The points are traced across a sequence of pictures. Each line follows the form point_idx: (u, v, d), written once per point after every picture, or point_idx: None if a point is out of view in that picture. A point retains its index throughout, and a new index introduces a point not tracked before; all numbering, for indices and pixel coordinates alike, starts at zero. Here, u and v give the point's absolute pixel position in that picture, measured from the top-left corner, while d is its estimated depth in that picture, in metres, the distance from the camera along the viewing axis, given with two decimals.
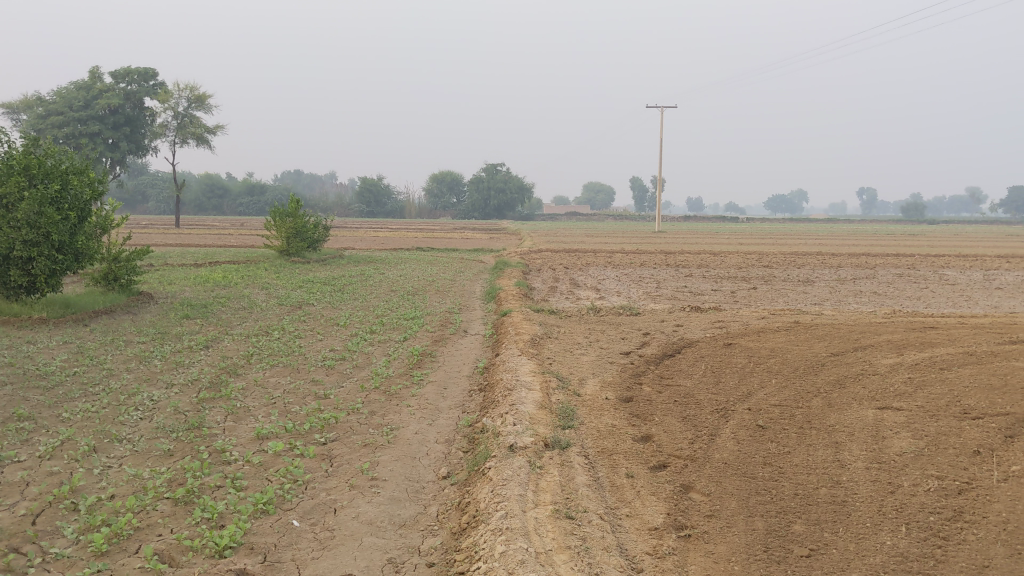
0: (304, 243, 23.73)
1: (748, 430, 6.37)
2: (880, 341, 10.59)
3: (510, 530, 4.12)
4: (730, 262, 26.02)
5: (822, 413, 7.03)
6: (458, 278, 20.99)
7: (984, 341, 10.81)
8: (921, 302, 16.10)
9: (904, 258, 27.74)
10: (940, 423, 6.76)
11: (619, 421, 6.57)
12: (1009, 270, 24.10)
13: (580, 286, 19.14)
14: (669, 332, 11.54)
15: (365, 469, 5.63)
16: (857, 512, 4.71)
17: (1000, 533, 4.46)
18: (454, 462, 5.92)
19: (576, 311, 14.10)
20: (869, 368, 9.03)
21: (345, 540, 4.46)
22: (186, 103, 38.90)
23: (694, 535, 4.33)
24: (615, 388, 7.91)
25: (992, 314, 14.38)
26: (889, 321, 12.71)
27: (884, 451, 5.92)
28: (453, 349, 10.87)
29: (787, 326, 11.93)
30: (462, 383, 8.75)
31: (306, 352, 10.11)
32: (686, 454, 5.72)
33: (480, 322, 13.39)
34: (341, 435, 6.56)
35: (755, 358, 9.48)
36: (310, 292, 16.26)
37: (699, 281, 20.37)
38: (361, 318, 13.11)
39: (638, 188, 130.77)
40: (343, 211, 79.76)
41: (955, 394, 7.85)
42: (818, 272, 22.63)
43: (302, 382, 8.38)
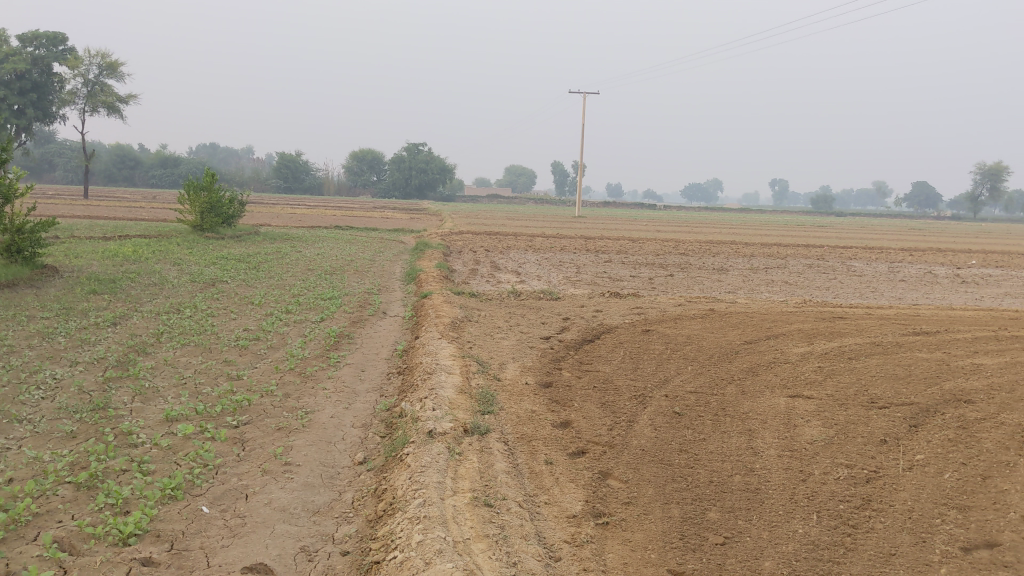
0: (219, 218, 23.17)
1: (665, 416, 6.42)
2: (791, 330, 10.84)
3: (428, 518, 4.05)
4: (648, 248, 26.33)
5: (737, 400, 7.14)
6: (377, 258, 20.75)
7: (889, 332, 11.16)
8: (830, 292, 16.54)
9: (814, 249, 28.50)
10: (849, 411, 6.94)
11: (538, 407, 6.55)
12: (913, 262, 24.97)
13: (500, 269, 19.11)
14: (587, 317, 11.60)
15: (278, 454, 5.49)
16: (771, 500, 4.78)
17: (905, 521, 4.58)
18: (371, 447, 5.83)
19: (496, 294, 14.07)
20: (781, 356, 9.23)
21: (256, 527, 4.34)
22: (96, 70, 37.53)
23: (612, 523, 4.34)
24: (535, 372, 7.91)
25: (897, 305, 14.86)
26: (800, 310, 13.02)
27: (796, 439, 6.04)
28: (371, 330, 10.72)
29: (702, 313, 12.11)
30: (380, 365, 8.63)
31: (219, 331, 9.84)
32: (605, 441, 5.74)
33: (399, 304, 13.25)
34: (255, 417, 6.40)
35: (671, 345, 9.60)
36: (224, 269, 15.87)
37: (618, 266, 20.55)
38: (277, 296, 12.85)
39: (559, 172, 131.36)
40: (260, 187, 78.22)
41: (862, 383, 8.07)
42: (733, 260, 23.09)
43: (214, 363, 8.16)
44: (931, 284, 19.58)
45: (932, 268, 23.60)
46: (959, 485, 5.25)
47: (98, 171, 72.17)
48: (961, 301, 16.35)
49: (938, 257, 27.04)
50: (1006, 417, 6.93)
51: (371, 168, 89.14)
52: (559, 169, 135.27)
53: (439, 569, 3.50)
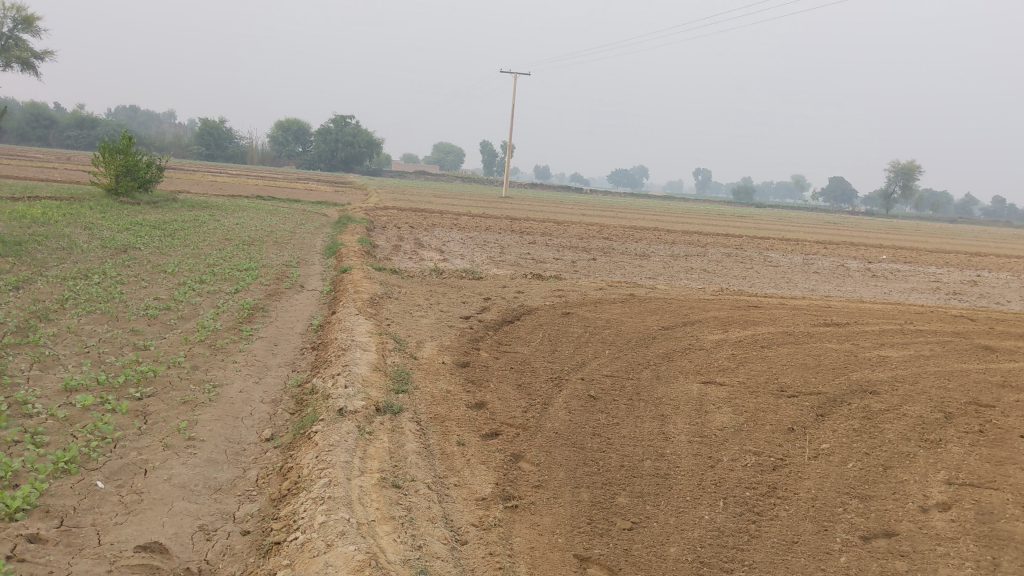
0: (135, 182, 22.43)
1: (580, 399, 6.42)
2: (708, 318, 10.98)
3: (332, 499, 3.96)
4: (572, 231, 26.40)
5: (652, 385, 7.18)
6: (298, 230, 20.34)
7: (802, 322, 11.40)
8: (747, 282, 16.81)
9: (733, 238, 29.00)
10: (759, 399, 7.04)
11: (453, 387, 6.49)
12: (828, 255, 25.60)
13: (423, 246, 18.93)
14: (508, 298, 11.55)
15: (181, 428, 5.31)
16: (679, 485, 4.81)
17: (808, 509, 4.66)
18: (279, 424, 5.69)
19: (417, 271, 13.92)
20: (697, 343, 9.33)
21: (153, 505, 4.19)
22: (10, 23, 35.90)
23: (520, 506, 4.30)
24: (452, 352, 7.83)
25: (810, 296, 15.18)
26: (717, 298, 13.21)
27: (706, 425, 6.10)
28: (287, 304, 10.48)
29: (622, 298, 12.17)
30: (294, 340, 8.44)
31: (128, 300, 9.50)
32: (518, 423, 5.70)
33: (318, 278, 12.99)
34: (159, 390, 6.18)
35: (590, 328, 9.62)
36: (137, 235, 15.36)
37: (541, 248, 20.55)
38: (191, 266, 12.49)
39: (488, 152, 131.01)
40: (181, 153, 76.14)
41: (773, 371, 8.21)
42: (655, 247, 23.34)
43: (120, 332, 7.87)
44: (844, 277, 20.07)
45: (846, 261, 24.20)
46: (861, 474, 5.36)
47: (9, 128, 69.28)
48: (871, 294, 16.79)
49: (852, 251, 27.76)
50: (908, 409, 7.13)
51: (297, 139, 87.53)
52: (487, 148, 134.88)
53: (340, 551, 3.41)
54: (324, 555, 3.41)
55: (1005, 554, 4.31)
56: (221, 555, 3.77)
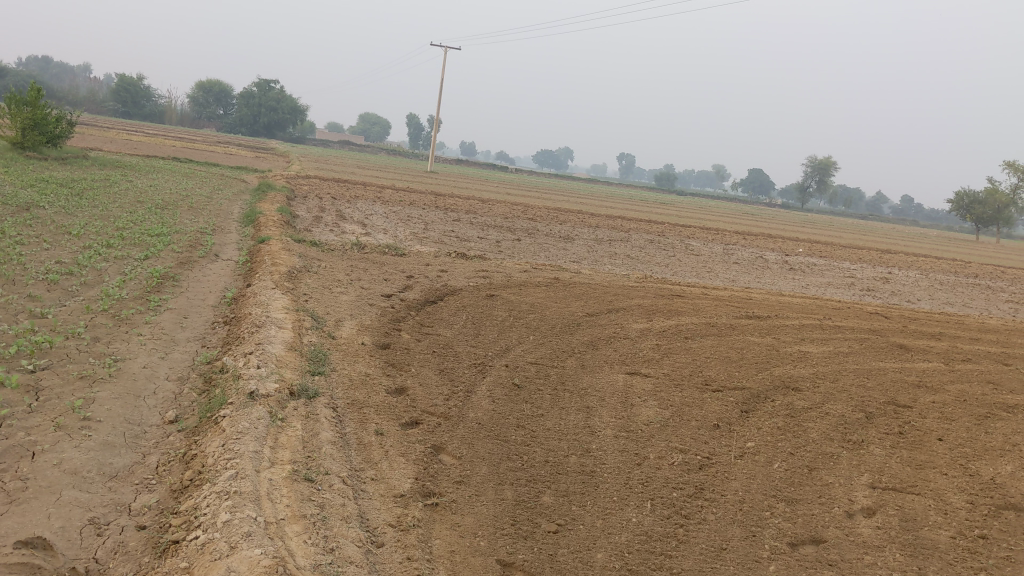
0: (43, 137, 21.35)
1: (503, 388, 6.20)
2: (632, 305, 10.89)
3: (239, 494, 3.67)
4: (497, 210, 26.13)
5: (576, 375, 7.02)
6: (215, 196, 19.61)
7: (725, 313, 11.38)
8: (670, 269, 16.81)
9: (656, 224, 29.18)
10: (685, 393, 6.94)
11: (372, 371, 6.20)
12: (747, 246, 25.93)
13: (345, 218, 18.46)
14: (432, 277, 11.25)
15: (76, 407, 4.92)
16: (605, 484, 4.64)
17: (736, 512, 4.55)
18: (185, 405, 5.33)
19: (338, 245, 13.49)
20: (622, 331, 9.21)
21: (39, 493, 3.82)
22: None
23: (441, 505, 4.08)
24: (372, 332, 7.53)
25: (731, 287, 15.24)
26: (641, 285, 13.14)
27: (632, 419, 5.95)
28: (200, 274, 10.00)
29: (546, 282, 11.98)
30: (206, 313, 8.02)
31: (27, 262, 8.93)
32: (440, 411, 5.46)
33: (234, 247, 12.49)
34: (54, 363, 5.75)
35: (515, 312, 9.42)
36: (42, 193, 14.56)
37: (466, 226, 20.25)
38: (98, 228, 11.85)
39: (414, 125, 129.53)
40: (95, 109, 73.33)
41: (698, 364, 8.14)
42: (578, 230, 23.27)
43: (16, 297, 7.36)
44: (763, 269, 20.27)
45: (764, 253, 24.48)
46: (787, 476, 5.29)
47: None
48: (789, 288, 16.94)
49: (769, 243, 28.12)
50: (830, 407, 7.11)
51: (218, 101, 85.10)
52: (414, 122, 133.55)
53: (244, 556, 3.14)
54: (226, 559, 3.13)
55: (931, 564, 4.27)
56: (112, 552, 3.45)
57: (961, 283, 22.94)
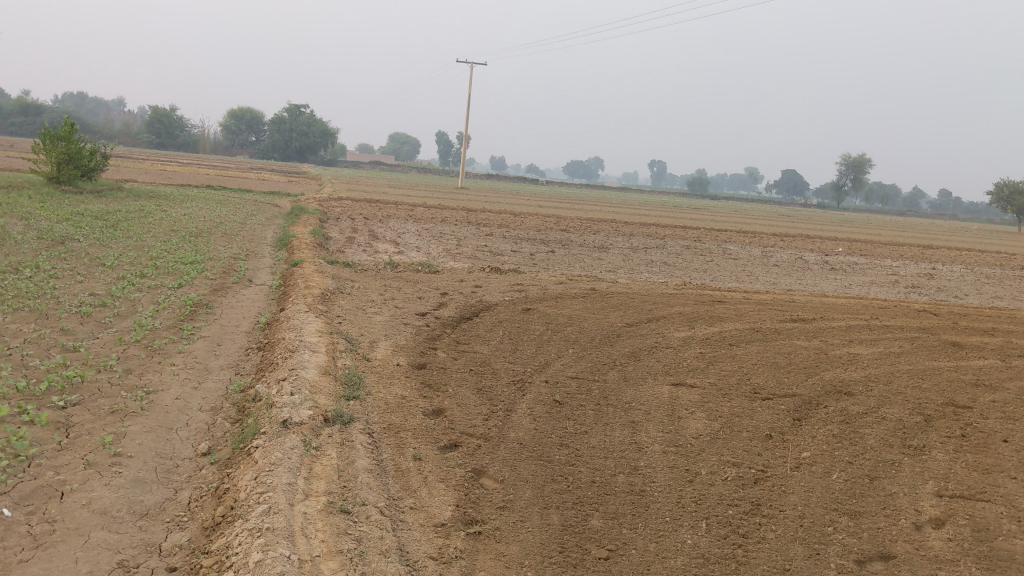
0: (77, 170, 21.55)
1: (545, 405, 5.99)
2: (673, 313, 10.63)
3: (272, 531, 3.49)
4: (530, 223, 25.94)
5: (620, 388, 6.77)
6: (249, 222, 19.66)
7: (769, 317, 11.08)
8: (709, 275, 16.51)
9: (692, 230, 28.83)
10: (733, 402, 6.68)
11: (409, 392, 6.01)
12: (785, 248, 25.50)
13: (379, 238, 18.38)
14: (467, 293, 11.08)
15: (107, 443, 4.79)
16: (656, 504, 4.41)
17: (797, 529, 4.30)
18: (217, 436, 5.18)
19: (371, 265, 13.37)
20: (663, 341, 8.96)
21: (66, 536, 3.67)
22: None
23: (484, 533, 3.87)
24: (408, 352, 7.36)
25: (772, 290, 14.90)
26: (680, 292, 12.86)
27: (680, 433, 5.70)
28: (233, 300, 9.91)
29: (583, 293, 11.76)
30: (239, 340, 7.90)
31: (60, 296, 8.90)
32: (480, 433, 5.26)
33: (268, 272, 12.43)
34: (86, 397, 5.64)
35: (553, 326, 9.21)
36: (77, 226, 14.61)
37: (499, 241, 20.08)
38: (132, 258, 11.85)
39: (444, 143, 130.01)
40: (129, 141, 74.42)
41: (744, 371, 7.86)
42: (613, 239, 23.02)
43: (48, 331, 7.30)
44: (804, 270, 19.87)
45: (803, 254, 24.03)
46: (848, 487, 5.02)
47: None
48: (832, 288, 16.55)
49: (808, 244, 27.66)
50: (886, 412, 6.80)
51: (250, 128, 85.97)
52: (444, 139, 134.10)
53: None
54: None
55: None
56: None
57: (1009, 276, 22.33)
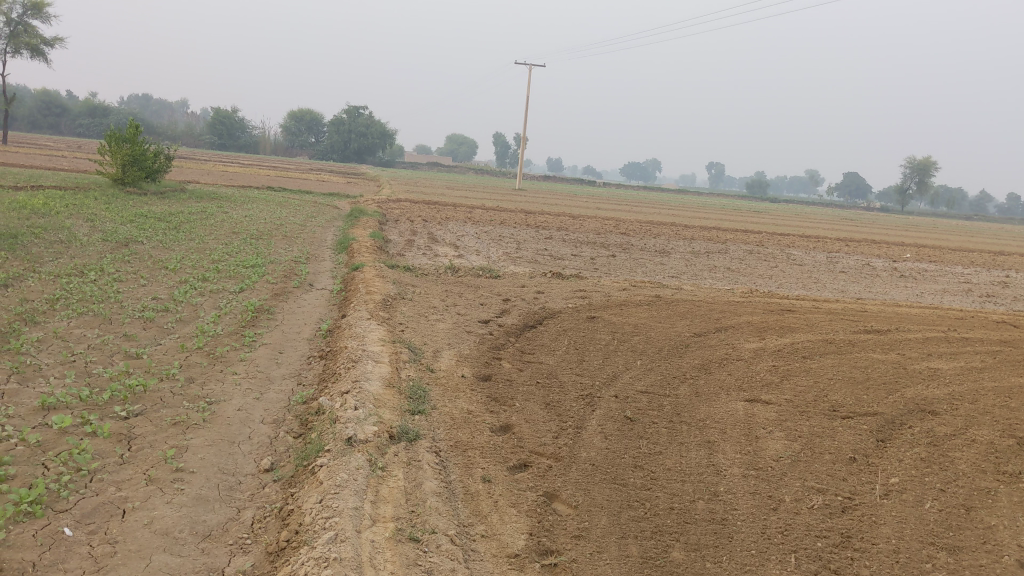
0: (142, 172, 21.82)
1: (616, 423, 5.74)
2: (742, 323, 10.29)
3: (339, 560, 3.33)
4: (589, 226, 25.65)
5: (692, 404, 6.50)
6: (309, 224, 19.70)
7: (842, 328, 10.67)
8: (775, 282, 16.08)
9: (754, 234, 28.28)
10: (813, 421, 6.36)
11: (475, 407, 5.81)
12: (852, 254, 24.84)
13: (438, 241, 18.29)
14: (529, 300, 10.86)
15: (169, 457, 4.69)
16: (740, 535, 4.15)
17: (892, 565, 4.01)
18: (280, 452, 5.05)
19: (431, 269, 13.24)
20: (734, 353, 8.64)
21: (127, 559, 3.54)
22: (21, 10, 37.38)
23: (560, 565, 3.66)
24: (472, 363, 7.16)
25: (842, 298, 14.44)
26: (747, 300, 12.49)
27: (759, 455, 5.42)
28: (294, 305, 9.84)
29: (647, 300, 11.47)
30: (301, 348, 7.79)
31: (123, 300, 8.91)
32: (550, 452, 5.04)
33: (328, 276, 12.36)
34: (148, 408, 5.56)
35: (619, 335, 8.95)
36: (141, 228, 14.74)
37: (559, 244, 19.85)
38: (194, 262, 11.88)
39: (500, 144, 130.17)
40: (193, 142, 75.70)
41: (821, 388, 7.52)
42: (673, 243, 22.63)
43: (111, 337, 7.27)
44: (872, 277, 19.30)
45: (870, 260, 23.38)
46: (943, 519, 4.69)
47: (20, 116, 68.60)
48: (903, 297, 16.00)
49: (874, 249, 26.94)
50: (975, 434, 6.41)
51: (310, 129, 86.93)
52: (501, 141, 134.28)
53: None
54: None
55: None
56: None
57: None
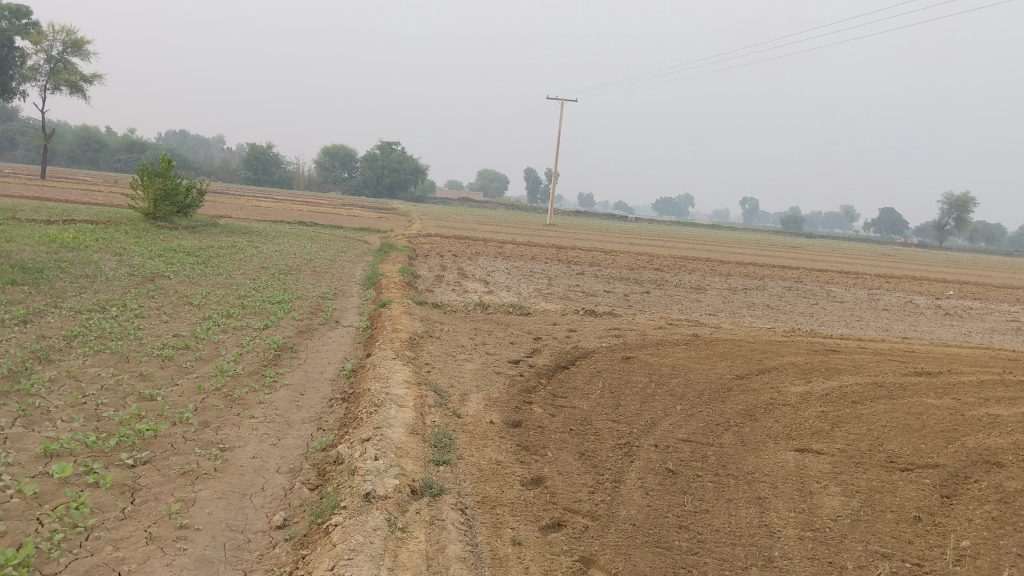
0: (173, 207, 21.76)
1: (658, 476, 5.32)
2: (785, 365, 9.80)
3: None
4: (622, 261, 25.27)
5: (739, 455, 6.06)
6: (338, 259, 19.50)
7: (891, 370, 10.13)
8: (815, 320, 15.55)
9: (791, 270, 27.71)
10: (871, 475, 5.89)
11: (504, 456, 5.41)
12: (895, 291, 24.17)
13: (468, 276, 17.98)
14: (561, 339, 10.46)
15: (173, 512, 4.33)
16: None
17: None
18: (294, 506, 4.68)
19: (461, 305, 12.90)
20: (779, 397, 8.16)
21: None
22: (61, 47, 38.01)
23: None
24: (501, 407, 6.76)
25: (887, 338, 13.89)
26: (789, 340, 11.99)
27: (815, 515, 4.98)
28: (319, 344, 9.52)
29: (684, 339, 11.03)
30: (323, 390, 7.42)
31: (143, 337, 8.63)
32: (586, 509, 4.62)
33: (355, 312, 12.06)
34: (157, 455, 5.22)
35: (657, 378, 8.50)
36: (168, 263, 14.55)
37: (592, 280, 19.46)
38: (220, 297, 11.63)
39: (532, 180, 130.57)
40: (228, 177, 76.46)
41: (876, 436, 7.02)
42: (708, 279, 22.17)
43: (126, 377, 6.97)
44: (916, 315, 18.68)
45: (912, 297, 22.75)
46: None
47: (60, 151, 69.78)
48: (950, 336, 15.39)
49: (914, 286, 26.28)
50: None
51: (343, 165, 87.54)
52: (533, 176, 134.56)
53: None
54: None
55: None
56: None
57: None
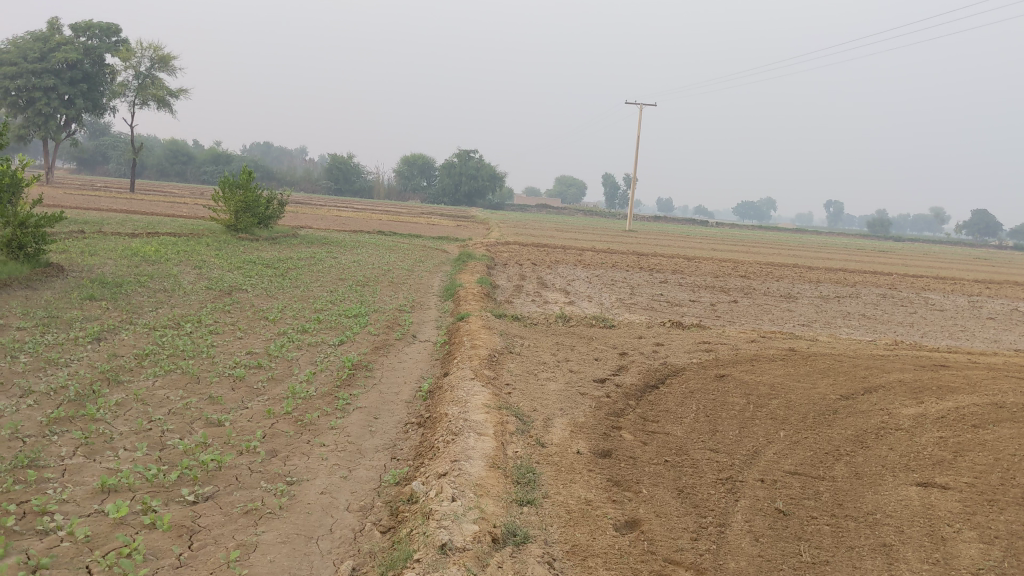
0: (254, 218, 21.77)
1: (768, 519, 4.75)
2: (893, 383, 9.01)
3: None
4: (706, 268, 24.44)
5: (856, 492, 5.43)
6: (416, 269, 19.20)
7: (1011, 389, 9.23)
8: (917, 331, 14.57)
9: (884, 276, 26.47)
10: (1009, 516, 5.19)
11: (594, 495, 4.91)
12: (999, 298, 22.81)
13: (547, 287, 17.46)
14: (647, 355, 9.88)
15: (233, 561, 3.94)
16: None
17: None
18: (364, 553, 4.25)
19: (541, 318, 12.42)
20: (891, 422, 7.43)
21: None
22: (149, 64, 38.83)
23: None
24: (588, 434, 6.25)
25: (999, 351, 12.87)
26: (892, 354, 11.14)
27: (953, 567, 4.34)
28: (395, 361, 9.13)
29: (780, 355, 10.31)
30: (398, 414, 7.01)
31: (216, 355, 8.37)
32: (690, 561, 4.09)
33: (432, 327, 11.66)
34: (220, 490, 4.85)
35: (754, 399, 7.87)
36: (247, 276, 14.40)
37: (676, 289, 18.72)
38: (296, 311, 11.37)
39: (610, 185, 129.48)
40: (309, 187, 77.53)
41: (1006, 467, 6.27)
42: (798, 287, 21.23)
43: (195, 400, 6.66)
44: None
45: (1017, 304, 21.41)
46: None
47: (150, 164, 71.71)
48: None
49: (1018, 292, 24.80)
50: None
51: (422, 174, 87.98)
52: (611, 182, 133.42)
53: None
54: None
55: None
56: None
57: None
